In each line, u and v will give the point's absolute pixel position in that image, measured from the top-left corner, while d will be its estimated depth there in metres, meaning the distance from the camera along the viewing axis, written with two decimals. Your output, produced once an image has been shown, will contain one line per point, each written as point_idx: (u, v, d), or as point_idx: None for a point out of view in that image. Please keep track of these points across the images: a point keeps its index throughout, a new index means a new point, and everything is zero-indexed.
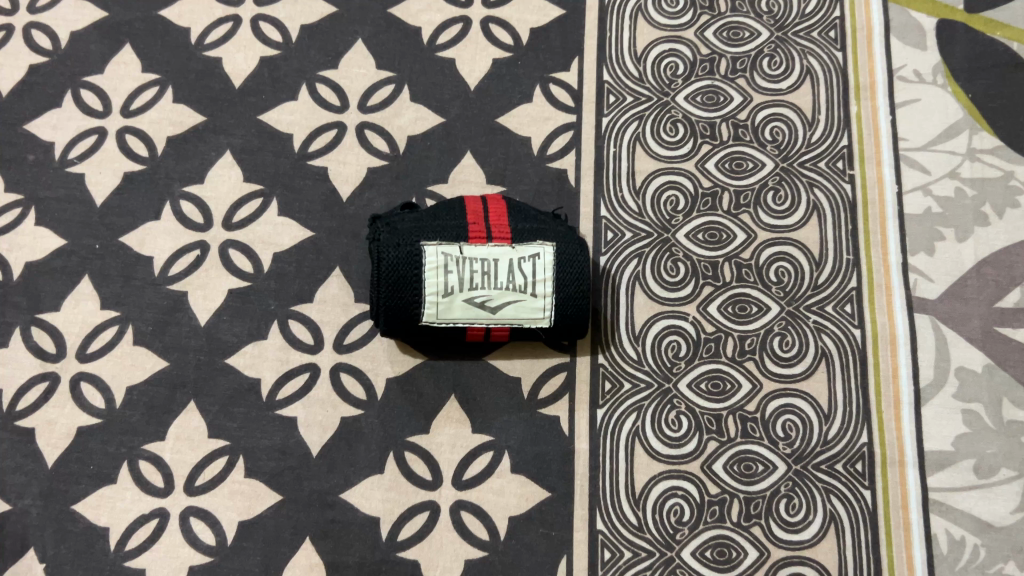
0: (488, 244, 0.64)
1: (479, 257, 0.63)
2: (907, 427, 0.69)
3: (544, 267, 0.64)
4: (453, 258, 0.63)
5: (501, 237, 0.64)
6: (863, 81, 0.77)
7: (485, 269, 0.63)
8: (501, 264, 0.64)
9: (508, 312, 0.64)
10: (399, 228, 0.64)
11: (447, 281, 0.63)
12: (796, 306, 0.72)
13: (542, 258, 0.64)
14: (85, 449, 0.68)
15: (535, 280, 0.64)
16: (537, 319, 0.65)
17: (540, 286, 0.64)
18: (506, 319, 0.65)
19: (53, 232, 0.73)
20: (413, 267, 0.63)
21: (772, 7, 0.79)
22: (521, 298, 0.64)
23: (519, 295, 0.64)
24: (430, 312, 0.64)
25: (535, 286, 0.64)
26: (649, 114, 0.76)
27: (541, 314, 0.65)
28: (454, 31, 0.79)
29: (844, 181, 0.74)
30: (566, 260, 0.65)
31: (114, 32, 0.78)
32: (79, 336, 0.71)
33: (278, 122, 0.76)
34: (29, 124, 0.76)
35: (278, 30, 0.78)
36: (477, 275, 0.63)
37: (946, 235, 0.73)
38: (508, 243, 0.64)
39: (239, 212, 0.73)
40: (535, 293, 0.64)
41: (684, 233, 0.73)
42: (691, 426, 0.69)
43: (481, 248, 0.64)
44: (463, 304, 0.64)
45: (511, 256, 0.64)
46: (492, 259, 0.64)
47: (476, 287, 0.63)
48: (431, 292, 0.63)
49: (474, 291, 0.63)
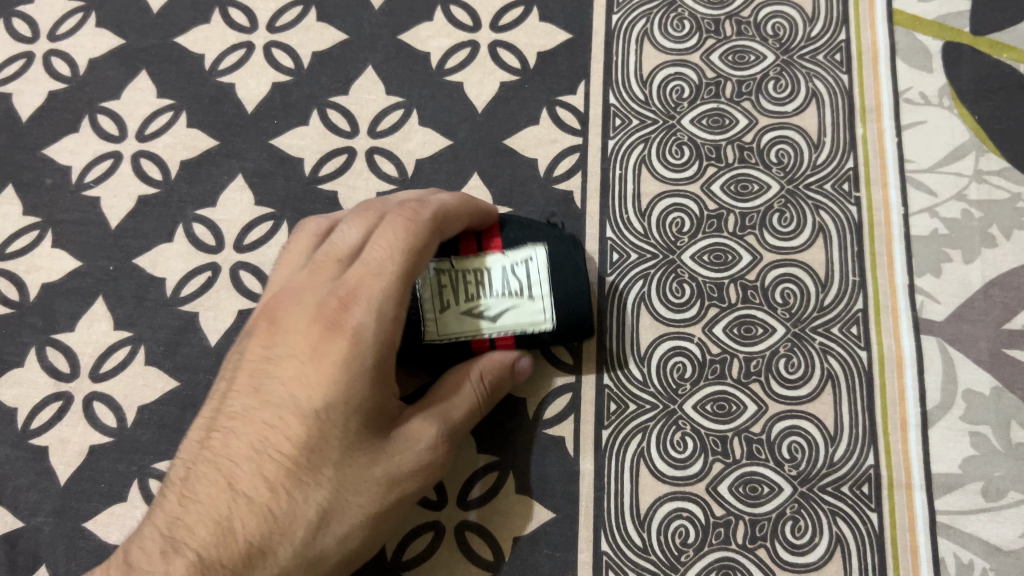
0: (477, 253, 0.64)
1: (470, 268, 0.63)
2: (914, 450, 0.68)
3: (537, 269, 0.62)
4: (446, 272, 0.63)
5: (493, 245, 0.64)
6: (869, 104, 0.77)
7: (478, 279, 0.63)
8: (493, 271, 0.63)
9: (508, 318, 0.63)
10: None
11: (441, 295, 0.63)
12: (801, 328, 0.72)
13: (534, 260, 0.63)
14: (97, 468, 0.69)
15: (530, 282, 0.62)
16: (539, 323, 0.63)
17: (537, 288, 0.62)
18: (508, 325, 0.63)
19: (70, 254, 0.75)
20: None
21: (778, 30, 0.80)
22: (518, 302, 0.62)
23: (516, 299, 0.62)
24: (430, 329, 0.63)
25: (531, 288, 0.62)
26: (655, 136, 0.77)
27: (541, 318, 0.63)
28: (462, 55, 0.80)
29: (850, 203, 0.75)
30: (558, 260, 0.64)
31: (132, 59, 0.81)
32: (93, 356, 0.72)
33: (289, 147, 0.77)
34: (48, 149, 0.78)
35: (290, 56, 0.80)
36: (470, 285, 0.63)
37: (953, 257, 0.73)
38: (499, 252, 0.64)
39: (250, 234, 0.75)
40: (532, 295, 0.62)
41: (690, 255, 0.74)
42: (696, 448, 0.69)
43: (471, 260, 0.63)
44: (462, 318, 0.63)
45: (502, 262, 0.63)
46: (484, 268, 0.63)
47: (471, 298, 0.63)
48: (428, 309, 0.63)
49: (470, 302, 0.63)
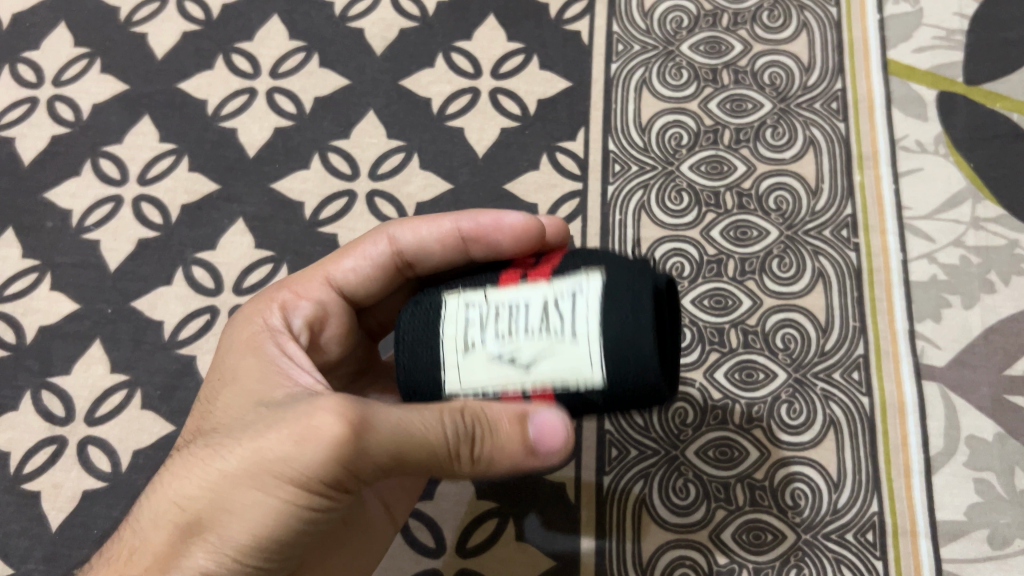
0: (520, 283, 0.45)
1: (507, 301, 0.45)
2: (918, 497, 0.67)
3: (588, 302, 0.42)
4: (477, 305, 0.45)
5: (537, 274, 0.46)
6: (866, 152, 0.78)
7: (513, 311, 0.44)
8: (533, 306, 0.44)
9: (543, 368, 0.43)
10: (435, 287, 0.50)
11: (466, 330, 0.45)
12: (803, 373, 0.71)
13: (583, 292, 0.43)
14: (89, 513, 0.67)
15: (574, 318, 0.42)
16: (581, 373, 0.42)
17: (581, 324, 0.42)
18: (543, 378, 0.43)
19: (69, 297, 0.75)
20: (429, 325, 0.46)
21: (775, 79, 0.81)
22: (555, 342, 0.42)
23: (554, 339, 0.42)
24: (451, 377, 0.45)
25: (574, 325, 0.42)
26: (654, 182, 0.78)
27: (585, 366, 0.42)
28: (463, 101, 0.81)
29: (849, 249, 0.75)
30: (620, 294, 0.43)
31: (135, 104, 0.82)
32: (88, 400, 0.71)
33: (290, 191, 0.77)
34: (49, 192, 0.79)
35: (292, 102, 0.81)
36: (504, 318, 0.44)
37: (952, 303, 0.73)
38: (546, 280, 0.45)
39: (249, 277, 0.74)
40: (574, 334, 0.42)
41: (690, 300, 0.74)
42: (699, 495, 0.68)
43: (512, 290, 0.45)
44: (487, 360, 0.44)
45: (547, 294, 0.44)
46: (522, 301, 0.44)
47: (500, 335, 0.44)
48: (448, 346, 0.45)
49: (498, 341, 0.44)
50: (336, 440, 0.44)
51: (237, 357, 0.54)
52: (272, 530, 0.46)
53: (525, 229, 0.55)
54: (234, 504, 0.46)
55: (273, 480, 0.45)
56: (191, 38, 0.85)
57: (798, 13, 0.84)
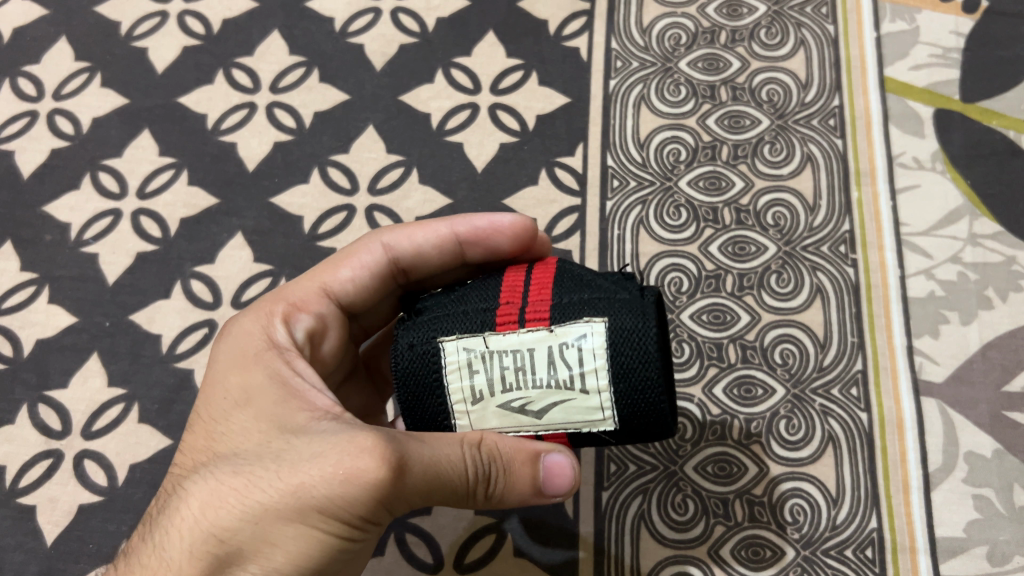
0: (520, 329, 0.45)
1: (509, 349, 0.45)
2: (917, 514, 0.67)
3: (594, 355, 0.44)
4: (478, 355, 0.46)
5: (537, 317, 0.45)
6: (863, 168, 0.78)
7: (519, 364, 0.45)
8: (538, 356, 0.45)
9: (555, 416, 0.46)
10: (418, 321, 0.49)
11: (474, 385, 0.46)
12: (802, 389, 0.71)
13: (589, 341, 0.44)
14: (85, 528, 0.67)
15: (582, 371, 0.44)
16: (596, 422, 0.45)
17: (591, 379, 0.44)
18: (556, 424, 0.46)
19: (67, 310, 0.74)
20: (430, 373, 0.47)
21: (773, 96, 0.82)
22: (567, 397, 0.45)
23: (565, 394, 0.45)
24: (463, 423, 0.47)
25: (583, 379, 0.44)
26: (652, 198, 0.78)
27: (600, 416, 0.45)
28: (462, 116, 0.81)
29: (847, 264, 0.75)
30: (623, 341, 0.44)
31: (135, 118, 0.82)
32: (85, 413, 0.71)
33: (289, 205, 0.78)
34: (48, 206, 0.79)
35: (292, 116, 0.81)
36: (510, 373, 0.45)
37: (951, 318, 0.73)
38: (545, 325, 0.45)
39: (248, 291, 0.74)
40: (584, 388, 0.45)
41: (688, 314, 0.74)
42: (698, 511, 0.68)
43: (511, 337, 0.45)
44: (500, 412, 0.46)
45: (550, 344, 0.45)
46: (526, 350, 0.45)
47: (509, 389, 0.45)
48: (458, 401, 0.47)
49: (508, 393, 0.46)
50: (382, 477, 0.45)
51: (242, 377, 0.52)
52: (313, 564, 0.45)
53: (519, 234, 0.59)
54: (278, 536, 0.45)
55: (319, 514, 0.45)
56: (192, 52, 0.85)
57: (796, 30, 0.84)
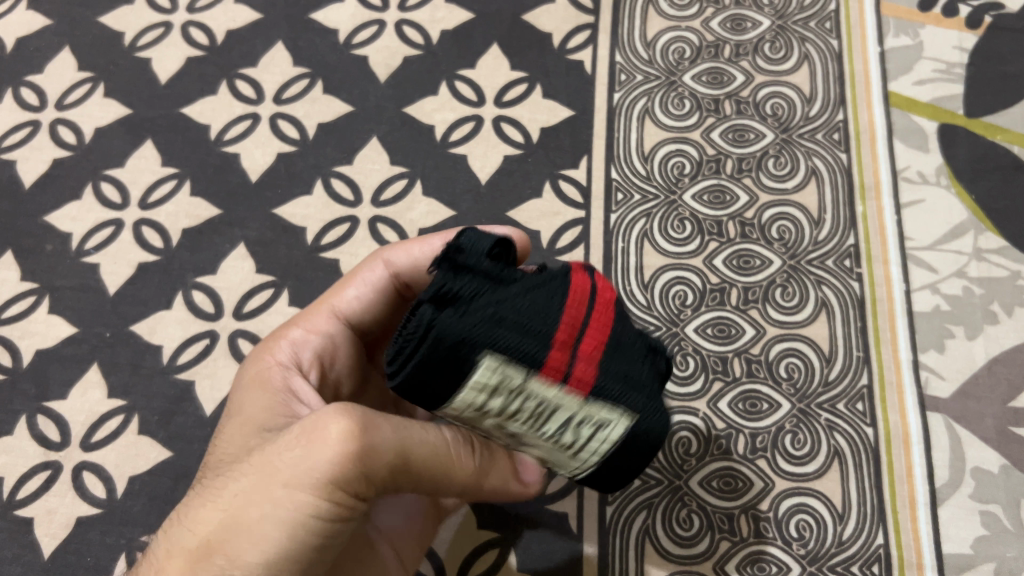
0: (561, 385, 0.40)
1: (540, 396, 0.40)
2: (924, 530, 0.66)
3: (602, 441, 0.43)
4: (509, 385, 0.40)
5: (580, 382, 0.41)
6: (868, 182, 0.78)
7: (541, 412, 0.41)
8: (560, 416, 0.41)
9: (541, 450, 0.45)
10: (470, 310, 0.38)
11: (486, 402, 0.40)
12: (807, 403, 0.71)
13: (605, 428, 0.42)
14: (83, 540, 0.66)
15: (585, 445, 0.43)
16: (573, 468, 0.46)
17: (588, 452, 0.44)
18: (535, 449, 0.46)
19: (67, 321, 0.74)
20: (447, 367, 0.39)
21: (777, 110, 0.82)
22: (562, 449, 0.44)
23: (560, 446, 0.44)
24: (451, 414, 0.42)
25: (582, 448, 0.43)
26: (656, 211, 0.77)
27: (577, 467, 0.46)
28: (466, 128, 0.81)
29: (852, 278, 0.75)
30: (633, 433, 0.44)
31: (138, 128, 0.82)
32: (84, 425, 0.70)
33: (292, 217, 0.77)
34: (49, 215, 0.78)
35: (295, 128, 0.81)
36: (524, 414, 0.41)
37: (956, 333, 0.73)
38: (582, 395, 0.41)
39: (250, 302, 0.74)
40: (578, 453, 0.44)
41: (693, 328, 0.73)
42: (702, 526, 0.67)
43: (552, 389, 0.40)
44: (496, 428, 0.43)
45: (576, 412, 0.41)
46: (555, 406, 0.41)
47: (515, 422, 0.42)
48: (458, 405, 0.41)
49: (510, 423, 0.42)
50: (343, 440, 0.42)
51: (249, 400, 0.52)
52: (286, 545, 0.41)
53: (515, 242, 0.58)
54: (248, 518, 0.41)
55: (284, 488, 0.41)
56: (196, 63, 0.85)
57: (800, 44, 0.85)
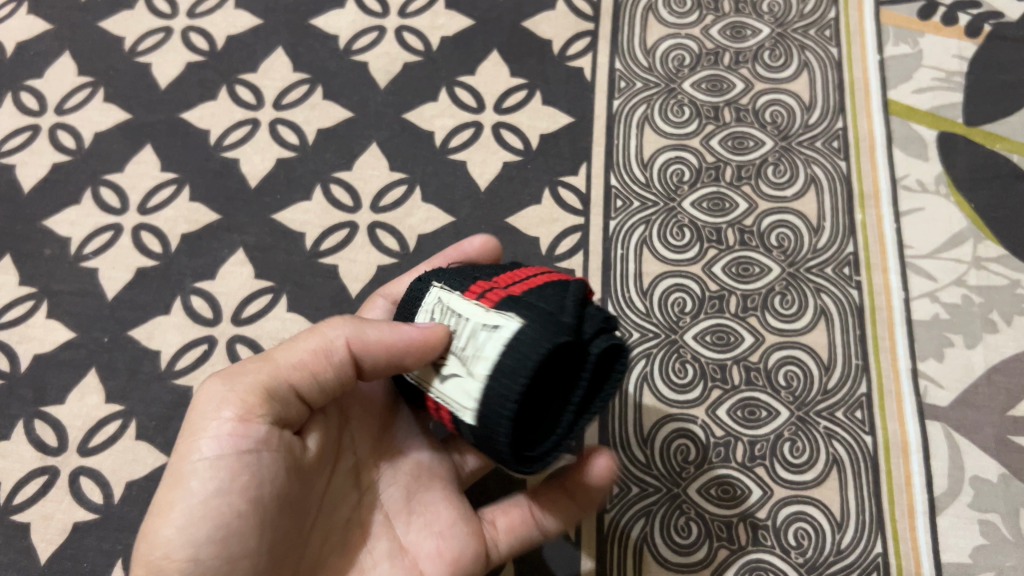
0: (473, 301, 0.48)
1: (459, 313, 0.48)
2: (922, 539, 0.66)
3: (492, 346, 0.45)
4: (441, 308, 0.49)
5: (489, 298, 0.47)
6: (867, 190, 0.78)
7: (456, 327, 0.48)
8: (467, 326, 0.47)
9: (450, 387, 0.48)
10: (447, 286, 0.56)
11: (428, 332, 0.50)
12: (805, 411, 0.71)
13: (499, 331, 0.45)
14: (80, 546, 0.66)
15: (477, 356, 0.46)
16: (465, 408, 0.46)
17: (477, 366, 0.45)
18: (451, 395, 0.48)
19: (65, 326, 0.74)
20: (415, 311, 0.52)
21: (776, 117, 0.82)
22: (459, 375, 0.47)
23: (456, 367, 0.47)
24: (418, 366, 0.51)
25: (473, 363, 0.46)
26: (655, 218, 0.77)
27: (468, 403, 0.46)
28: (465, 134, 0.81)
29: (851, 286, 0.75)
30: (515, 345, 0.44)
31: (137, 133, 0.82)
32: (81, 430, 0.70)
33: (291, 222, 0.77)
34: (48, 220, 0.78)
35: (295, 133, 0.81)
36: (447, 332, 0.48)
37: (955, 342, 0.72)
38: (486, 305, 0.47)
39: (248, 307, 0.74)
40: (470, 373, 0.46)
41: (692, 335, 0.73)
42: (701, 533, 0.67)
43: (467, 304, 0.48)
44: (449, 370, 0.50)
45: (477, 320, 0.46)
46: (465, 319, 0.47)
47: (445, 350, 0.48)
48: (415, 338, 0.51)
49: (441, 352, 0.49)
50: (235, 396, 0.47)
51: None
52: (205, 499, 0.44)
53: (483, 246, 0.66)
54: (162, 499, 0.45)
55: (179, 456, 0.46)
56: (196, 68, 0.85)
57: (799, 52, 0.85)
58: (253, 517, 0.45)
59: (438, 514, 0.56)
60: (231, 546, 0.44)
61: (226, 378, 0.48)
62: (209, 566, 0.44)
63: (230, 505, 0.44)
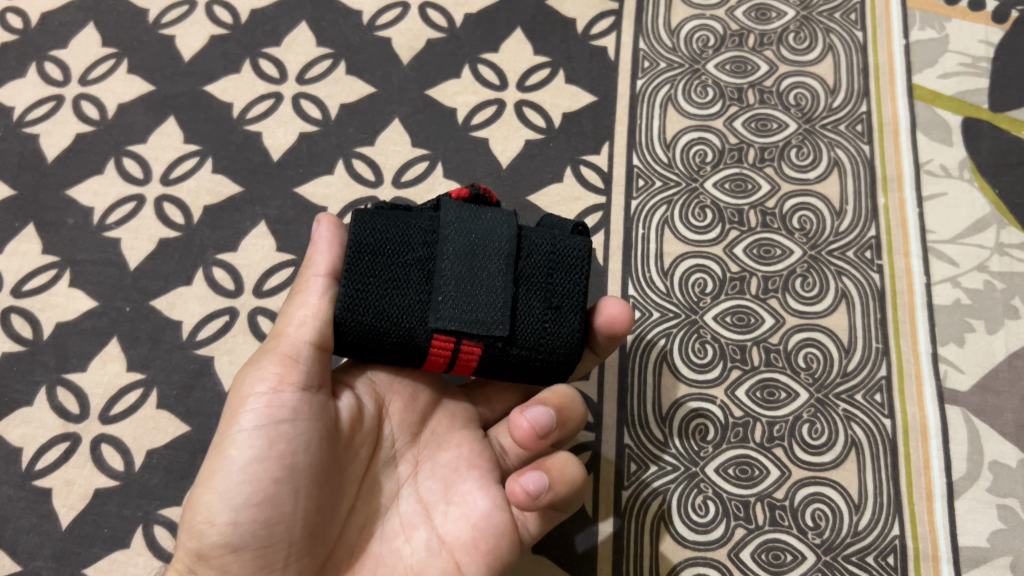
0: None
1: None
2: (940, 522, 0.66)
3: None
4: None
5: None
6: (890, 174, 0.78)
7: None
8: None
9: None
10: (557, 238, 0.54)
11: None
12: (825, 393, 0.71)
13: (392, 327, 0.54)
14: (101, 511, 0.67)
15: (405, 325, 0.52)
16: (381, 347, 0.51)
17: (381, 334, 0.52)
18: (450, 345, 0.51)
19: (87, 294, 0.74)
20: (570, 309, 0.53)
21: (800, 100, 0.81)
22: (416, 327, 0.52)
23: None
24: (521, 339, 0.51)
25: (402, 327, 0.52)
26: (677, 199, 0.77)
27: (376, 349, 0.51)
28: (488, 111, 0.81)
29: (873, 270, 0.74)
30: None
31: (161, 104, 0.82)
32: (103, 398, 0.70)
33: (313, 196, 0.77)
34: (71, 190, 0.79)
35: (318, 108, 0.81)
36: None
37: (977, 327, 0.72)
38: None
39: (271, 280, 0.74)
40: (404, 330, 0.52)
41: (712, 316, 0.73)
42: (718, 512, 0.67)
43: None
44: None
45: None
46: None
47: None
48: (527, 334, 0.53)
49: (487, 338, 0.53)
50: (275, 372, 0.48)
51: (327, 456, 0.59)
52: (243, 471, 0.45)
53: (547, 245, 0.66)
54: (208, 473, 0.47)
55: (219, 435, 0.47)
56: (219, 42, 0.85)
57: (825, 35, 0.84)
58: (287, 485, 0.46)
59: (473, 503, 0.51)
60: (267, 511, 0.45)
61: (253, 366, 0.49)
62: (246, 529, 0.45)
63: (266, 472, 0.45)
